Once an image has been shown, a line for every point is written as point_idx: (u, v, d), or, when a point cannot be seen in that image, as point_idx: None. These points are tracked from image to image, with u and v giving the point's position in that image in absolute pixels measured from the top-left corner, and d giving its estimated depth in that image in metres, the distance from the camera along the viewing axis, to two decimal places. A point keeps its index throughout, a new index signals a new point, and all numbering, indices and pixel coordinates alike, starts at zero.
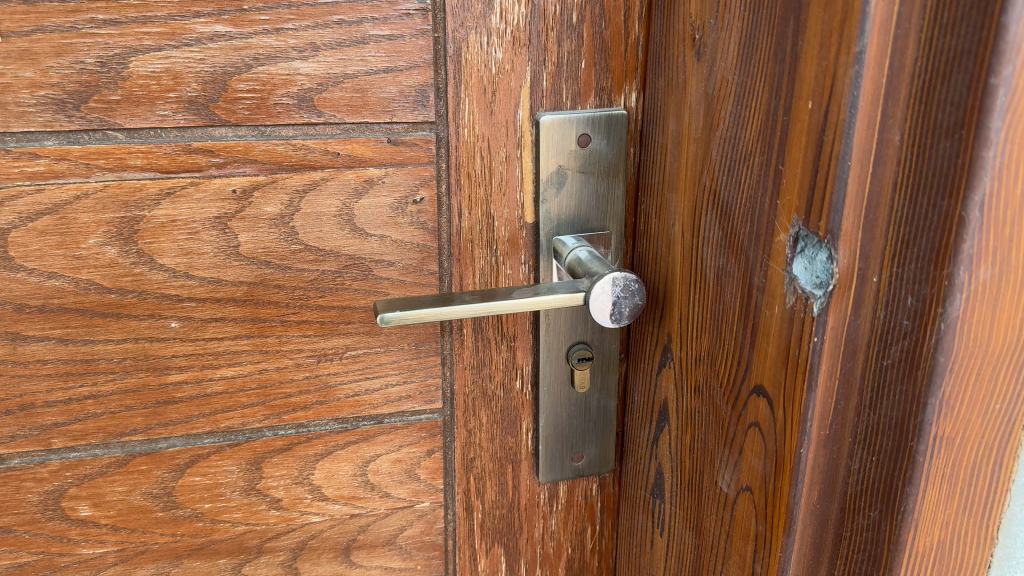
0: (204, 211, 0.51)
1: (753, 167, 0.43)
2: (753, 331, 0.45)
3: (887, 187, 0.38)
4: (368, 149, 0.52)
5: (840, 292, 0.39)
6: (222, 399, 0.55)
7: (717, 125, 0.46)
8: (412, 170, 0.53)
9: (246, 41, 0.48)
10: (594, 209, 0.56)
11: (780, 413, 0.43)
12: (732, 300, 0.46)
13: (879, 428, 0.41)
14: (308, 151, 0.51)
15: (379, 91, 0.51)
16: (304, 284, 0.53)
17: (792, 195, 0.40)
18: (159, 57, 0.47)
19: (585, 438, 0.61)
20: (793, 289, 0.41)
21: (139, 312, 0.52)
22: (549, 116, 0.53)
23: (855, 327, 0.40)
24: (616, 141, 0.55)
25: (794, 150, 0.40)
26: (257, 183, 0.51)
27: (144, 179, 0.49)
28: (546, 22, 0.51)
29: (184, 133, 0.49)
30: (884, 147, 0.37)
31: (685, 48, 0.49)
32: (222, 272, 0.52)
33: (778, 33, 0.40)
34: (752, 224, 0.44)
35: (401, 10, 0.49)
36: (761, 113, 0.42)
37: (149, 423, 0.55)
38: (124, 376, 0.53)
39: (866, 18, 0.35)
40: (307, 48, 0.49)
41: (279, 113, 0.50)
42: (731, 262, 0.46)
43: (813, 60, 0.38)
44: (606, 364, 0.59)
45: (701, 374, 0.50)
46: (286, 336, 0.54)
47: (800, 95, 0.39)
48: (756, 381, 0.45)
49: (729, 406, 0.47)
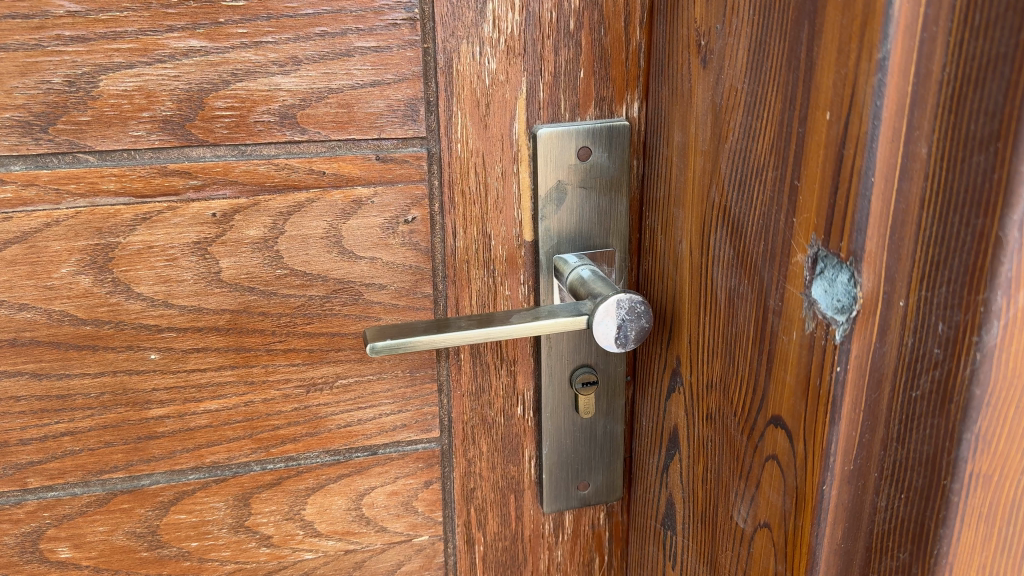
0: (183, 236, 0.48)
1: (766, 182, 0.40)
2: (769, 357, 0.42)
3: (914, 205, 0.35)
4: (356, 167, 0.49)
5: (865, 318, 0.36)
6: (206, 433, 0.52)
7: (727, 137, 0.43)
8: (403, 188, 0.50)
9: (223, 56, 0.45)
10: (597, 225, 0.53)
11: (802, 447, 0.40)
12: (745, 324, 0.43)
13: (908, 463, 0.38)
14: (292, 171, 0.48)
15: (367, 106, 0.48)
16: (290, 310, 0.50)
17: (810, 212, 0.37)
18: (131, 74, 0.45)
19: (591, 465, 0.58)
20: (813, 314, 0.38)
21: (117, 344, 0.49)
22: (548, 129, 0.50)
23: (881, 354, 0.37)
24: (618, 154, 0.52)
25: (811, 164, 0.37)
26: (238, 206, 0.48)
27: (118, 204, 0.47)
28: (542, 30, 0.49)
29: (159, 154, 0.46)
30: (911, 161, 0.34)
31: (690, 55, 0.46)
32: (203, 299, 0.49)
33: (791, 39, 0.37)
34: (765, 242, 0.41)
35: (387, 20, 0.46)
36: (774, 124, 0.39)
37: (130, 459, 0.52)
38: (103, 412, 0.50)
39: (889, 21, 0.32)
40: (288, 62, 0.46)
41: (260, 131, 0.47)
42: (744, 283, 0.43)
43: (831, 67, 0.35)
44: (612, 388, 0.56)
45: (713, 401, 0.47)
46: (272, 366, 0.51)
47: (816, 105, 0.36)
48: (773, 411, 0.42)
49: (745, 437, 0.44)
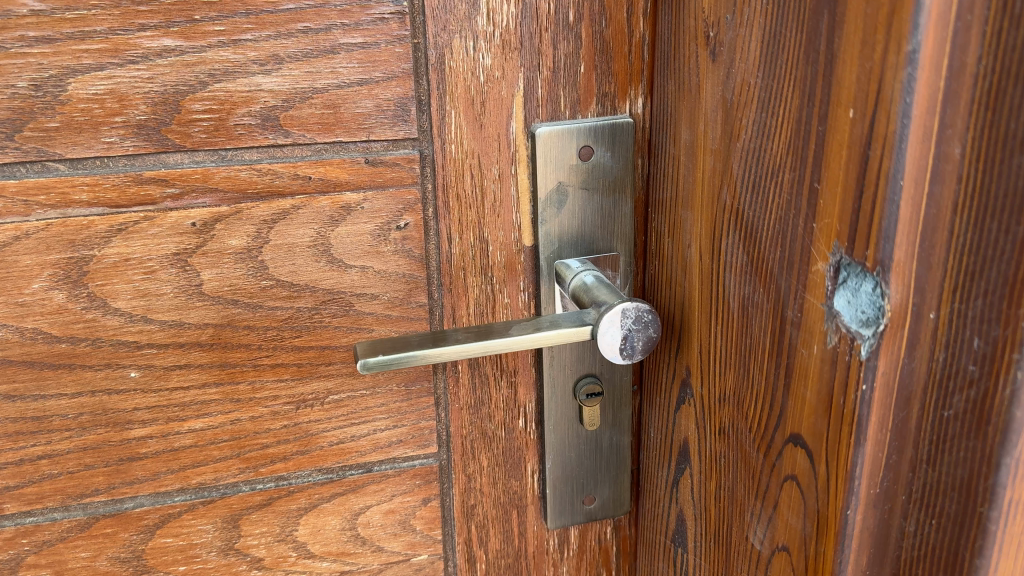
0: (161, 248, 0.45)
1: (782, 184, 0.38)
2: (787, 372, 0.39)
3: (946, 210, 0.32)
4: (343, 171, 0.46)
5: (892, 333, 0.34)
6: (192, 453, 0.49)
7: (738, 136, 0.40)
8: (394, 193, 0.47)
9: (200, 55, 0.42)
10: (600, 228, 0.50)
11: (824, 468, 0.37)
12: (760, 334, 0.41)
13: (940, 488, 0.35)
14: (276, 176, 0.45)
15: (354, 106, 0.45)
16: (277, 324, 0.48)
17: (832, 218, 0.34)
18: (102, 77, 0.42)
19: (597, 478, 0.55)
20: (835, 326, 0.35)
21: (95, 362, 0.46)
22: (547, 128, 0.47)
23: (910, 370, 0.34)
24: (621, 153, 0.49)
25: (833, 166, 0.34)
26: (219, 215, 0.45)
27: (91, 215, 0.44)
28: (539, 22, 0.46)
29: (134, 161, 0.44)
30: (943, 162, 0.32)
31: (697, 47, 0.43)
32: (185, 314, 0.46)
33: (809, 30, 0.34)
34: (782, 249, 0.38)
35: (374, 14, 0.44)
36: (791, 122, 0.36)
37: (112, 482, 0.49)
38: (81, 433, 0.48)
39: (919, 10, 0.29)
40: (269, 61, 0.43)
41: (240, 135, 0.44)
42: (759, 292, 0.40)
43: (854, 61, 0.32)
44: (617, 399, 0.53)
45: (727, 416, 0.45)
46: (259, 382, 0.49)
47: (838, 101, 0.33)
48: (792, 429, 0.39)
49: (761, 454, 0.42)
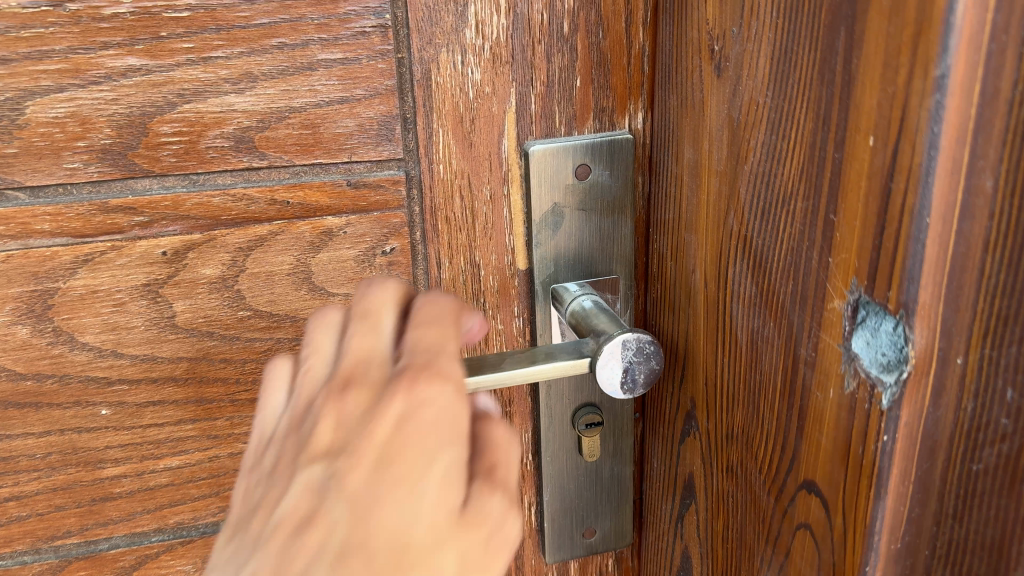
0: (130, 279, 0.42)
1: (794, 214, 0.35)
2: (799, 414, 0.36)
3: (976, 246, 0.30)
4: (324, 195, 0.43)
5: (917, 380, 0.31)
6: (169, 492, 0.47)
7: (746, 158, 0.37)
8: (379, 217, 0.44)
9: (167, 74, 0.39)
10: (600, 250, 0.47)
11: (841, 520, 0.34)
12: (771, 371, 0.38)
13: (968, 546, 0.34)
14: (251, 202, 0.42)
15: (334, 126, 0.42)
16: (256, 356, 0.45)
17: (850, 253, 0.32)
18: (62, 99, 0.39)
19: (597, 511, 0.52)
20: (854, 370, 0.32)
21: (63, 400, 0.44)
22: (541, 146, 0.44)
23: (934, 420, 0.32)
24: (621, 172, 0.46)
25: (850, 198, 0.31)
26: (191, 243, 0.42)
27: (55, 245, 0.41)
28: (532, 34, 0.43)
29: (99, 188, 0.41)
30: (974, 196, 0.29)
31: (701, 61, 0.40)
32: (157, 348, 0.44)
33: (824, 48, 0.32)
34: (795, 283, 0.35)
35: (355, 28, 0.40)
36: (804, 147, 0.33)
37: (85, 523, 0.46)
38: (51, 473, 0.45)
39: (950, 31, 0.26)
40: (242, 79, 0.40)
41: (212, 158, 0.41)
42: (769, 326, 0.38)
43: (875, 84, 0.29)
44: (618, 428, 0.51)
45: (735, 454, 0.42)
46: (238, 418, 0.46)
47: (856, 127, 0.30)
48: (805, 474, 0.36)
49: (772, 498, 0.39)
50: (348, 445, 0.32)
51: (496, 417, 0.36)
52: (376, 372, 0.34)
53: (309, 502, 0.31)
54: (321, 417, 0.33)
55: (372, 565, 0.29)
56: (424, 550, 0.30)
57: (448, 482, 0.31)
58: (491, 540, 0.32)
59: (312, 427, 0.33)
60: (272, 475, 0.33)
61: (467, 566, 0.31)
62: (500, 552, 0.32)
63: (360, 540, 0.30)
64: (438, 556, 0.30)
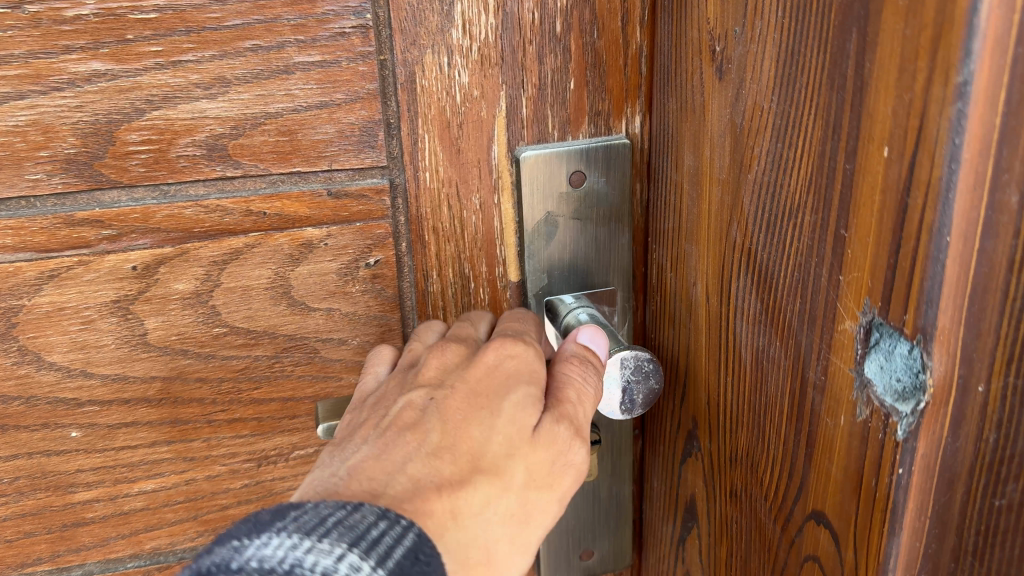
0: (99, 295, 0.40)
1: (801, 227, 0.32)
2: (807, 440, 0.34)
3: (1001, 265, 0.27)
4: (303, 205, 0.41)
5: (935, 410, 0.28)
6: (144, 516, 0.45)
7: (750, 167, 0.35)
8: (361, 228, 0.42)
9: (135, 80, 0.37)
10: (596, 261, 0.45)
11: (852, 556, 0.32)
12: (777, 393, 0.36)
13: None
14: (225, 213, 0.40)
15: (313, 132, 0.40)
16: (232, 375, 0.43)
17: (863, 272, 0.29)
18: (23, 106, 0.37)
19: (595, 531, 0.50)
20: (866, 397, 0.30)
21: (30, 423, 0.41)
22: (532, 153, 0.42)
23: (954, 451, 0.29)
24: (617, 179, 0.44)
25: (863, 213, 0.29)
26: (162, 257, 0.40)
27: (19, 260, 0.39)
28: (523, 34, 0.40)
29: (64, 201, 0.38)
30: (998, 212, 0.26)
31: (701, 62, 0.38)
32: (128, 367, 0.42)
33: (834, 51, 0.29)
34: (802, 301, 0.33)
35: (334, 28, 0.38)
36: (812, 157, 0.31)
37: (56, 549, 0.45)
38: (19, 499, 0.43)
39: (972, 33, 0.23)
40: (214, 84, 0.38)
41: (184, 167, 0.39)
42: (775, 345, 0.35)
43: (889, 90, 0.27)
44: (616, 447, 0.48)
45: (739, 478, 0.40)
46: (215, 439, 0.44)
47: (869, 136, 0.28)
48: (814, 504, 0.34)
49: (778, 527, 0.37)
50: (445, 382, 0.38)
51: (572, 359, 0.38)
52: (469, 343, 0.41)
53: (411, 417, 0.37)
54: (419, 363, 0.39)
55: (455, 462, 0.34)
56: (498, 457, 0.35)
57: (521, 405, 0.36)
58: (553, 464, 0.36)
59: (413, 369, 0.39)
60: (373, 403, 0.39)
61: (534, 481, 0.36)
62: (564, 477, 0.37)
63: (451, 443, 0.35)
64: (510, 464, 0.35)
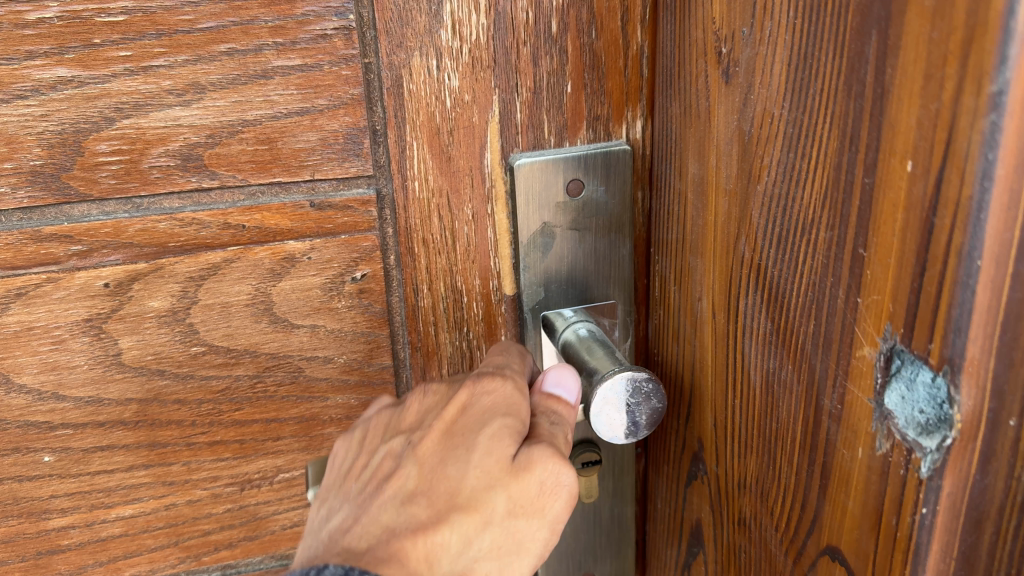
0: (70, 313, 0.38)
1: (815, 244, 0.30)
2: (821, 471, 0.32)
3: None
4: (284, 217, 0.39)
5: (963, 447, 0.26)
6: (123, 542, 0.43)
7: (760, 178, 0.33)
8: (346, 241, 0.40)
9: (103, 86, 0.35)
10: (596, 273, 0.42)
11: None
12: (789, 419, 0.33)
13: None
14: (201, 226, 0.38)
15: (293, 140, 0.37)
16: (212, 396, 0.41)
17: (884, 296, 0.27)
18: None
19: (596, 554, 0.48)
20: (887, 430, 0.28)
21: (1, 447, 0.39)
22: (528, 160, 0.40)
23: (982, 489, 0.26)
24: (617, 187, 0.41)
25: (884, 231, 0.26)
26: (135, 273, 0.38)
27: None
28: (515, 34, 0.37)
29: (31, 214, 0.36)
30: None
31: (706, 65, 0.35)
32: (103, 389, 0.39)
33: (851, 55, 0.27)
34: (816, 323, 0.31)
35: (315, 30, 0.36)
36: (828, 169, 0.29)
37: None
38: None
39: (1009, 38, 0.21)
40: (188, 90, 0.36)
41: (156, 179, 0.37)
42: (787, 369, 0.33)
43: (913, 100, 0.24)
44: (618, 467, 0.46)
45: (747, 505, 0.37)
46: (195, 463, 0.42)
47: (891, 149, 0.26)
48: (828, 539, 0.32)
49: (790, 560, 0.34)
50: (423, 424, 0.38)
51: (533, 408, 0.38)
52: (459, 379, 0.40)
53: (391, 464, 0.37)
54: (402, 404, 0.39)
55: (430, 505, 0.35)
56: (475, 492, 0.34)
57: (497, 438, 0.35)
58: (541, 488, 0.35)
59: (398, 408, 0.39)
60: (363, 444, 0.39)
61: (517, 509, 0.35)
62: (554, 497, 0.35)
63: (426, 487, 0.35)
64: (489, 497, 0.34)
